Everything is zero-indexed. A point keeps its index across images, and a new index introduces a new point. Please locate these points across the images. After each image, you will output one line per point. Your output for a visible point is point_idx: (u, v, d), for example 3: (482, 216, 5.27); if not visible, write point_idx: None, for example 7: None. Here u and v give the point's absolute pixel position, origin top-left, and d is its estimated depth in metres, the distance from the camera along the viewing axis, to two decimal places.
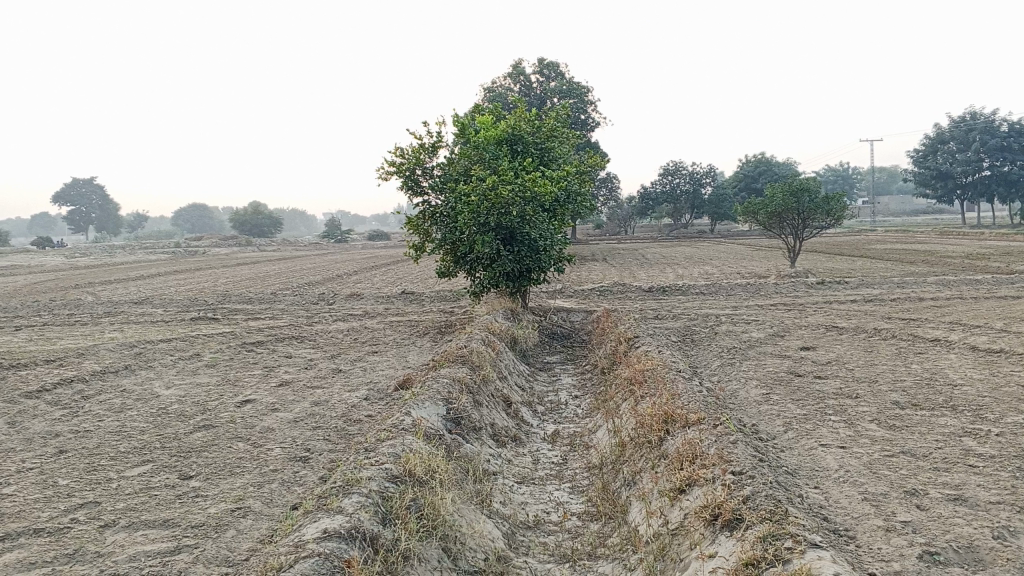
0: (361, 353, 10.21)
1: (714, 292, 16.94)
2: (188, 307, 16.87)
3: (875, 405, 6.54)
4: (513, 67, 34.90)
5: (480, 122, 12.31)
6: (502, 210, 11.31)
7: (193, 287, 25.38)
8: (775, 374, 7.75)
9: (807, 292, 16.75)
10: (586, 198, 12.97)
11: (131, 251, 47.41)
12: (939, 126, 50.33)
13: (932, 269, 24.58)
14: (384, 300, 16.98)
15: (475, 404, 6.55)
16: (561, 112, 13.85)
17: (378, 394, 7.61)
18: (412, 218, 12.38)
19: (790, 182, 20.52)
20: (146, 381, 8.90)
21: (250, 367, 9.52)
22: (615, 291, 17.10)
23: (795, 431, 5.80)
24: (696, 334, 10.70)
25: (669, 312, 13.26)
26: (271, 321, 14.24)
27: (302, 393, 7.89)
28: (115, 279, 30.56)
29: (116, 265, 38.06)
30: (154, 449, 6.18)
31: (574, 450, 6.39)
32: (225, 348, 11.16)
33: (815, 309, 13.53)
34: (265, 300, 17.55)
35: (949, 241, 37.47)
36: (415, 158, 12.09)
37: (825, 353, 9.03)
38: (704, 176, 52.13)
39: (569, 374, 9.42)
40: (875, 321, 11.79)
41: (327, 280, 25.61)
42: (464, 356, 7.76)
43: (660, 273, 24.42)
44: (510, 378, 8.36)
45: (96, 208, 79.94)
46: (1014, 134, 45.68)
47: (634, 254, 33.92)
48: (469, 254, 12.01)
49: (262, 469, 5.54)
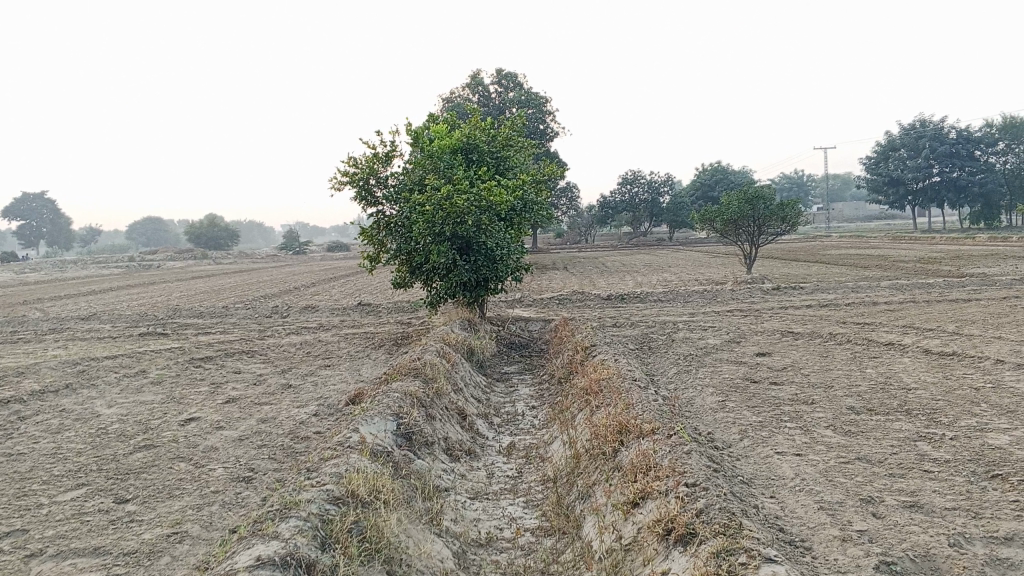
0: (314, 367, 9.98)
1: (672, 299, 16.95)
2: (137, 323, 16.42)
3: (831, 410, 6.50)
4: (471, 78, 34.84)
5: (434, 131, 12.15)
6: (457, 220, 11.15)
7: (145, 302, 24.80)
8: (732, 381, 7.69)
9: (763, 298, 16.83)
10: (543, 207, 12.86)
11: (83, 266, 46.36)
12: (889, 134, 51.28)
13: (886, 273, 24.92)
14: (340, 312, 16.71)
15: (428, 418, 6.38)
16: (517, 121, 13.74)
17: (328, 410, 7.39)
18: (367, 229, 12.16)
19: (745, 190, 20.69)
20: (87, 400, 8.57)
21: (197, 383, 9.24)
22: (574, 300, 17.03)
23: (752, 439, 5.72)
24: (653, 341, 10.64)
25: (627, 320, 13.20)
26: (223, 335, 13.90)
27: (249, 411, 7.65)
28: (64, 295, 29.79)
29: (65, 280, 37.12)
30: (90, 472, 5.91)
31: (529, 463, 6.24)
32: (172, 364, 10.84)
33: (771, 315, 13.57)
34: (217, 314, 17.17)
35: (902, 245, 38.14)
36: (368, 167, 11.90)
37: (781, 359, 9.01)
38: (662, 185, 52.47)
39: (526, 385, 9.28)
40: (830, 326, 11.84)
41: (283, 293, 25.23)
42: (417, 369, 7.57)
43: (619, 281, 24.45)
44: (466, 390, 8.19)
45: (46, 222, 78.09)
46: (962, 141, 46.68)
47: (593, 262, 33.96)
48: (425, 265, 11.82)
49: (203, 491, 5.31)
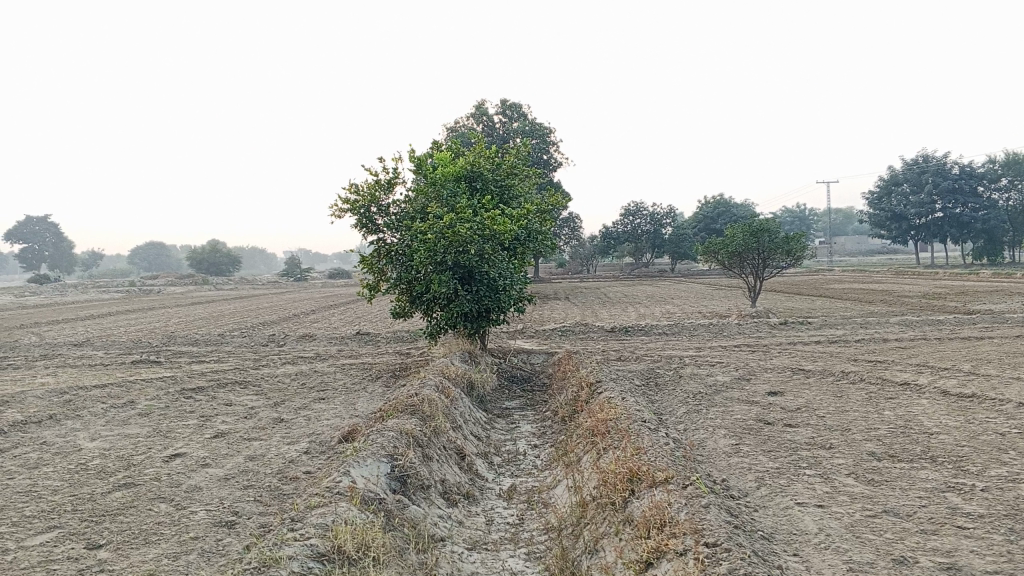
0: (308, 400, 9.63)
1: (677, 332, 16.60)
2: (131, 350, 16.09)
3: (851, 456, 6.14)
4: (476, 107, 34.76)
5: (438, 159, 11.89)
6: (460, 249, 10.85)
7: (142, 328, 24.46)
8: (744, 423, 7.33)
9: (770, 333, 16.47)
10: (547, 236, 12.57)
11: (83, 290, 46.20)
12: (893, 169, 51.18)
13: (892, 309, 24.56)
14: (338, 342, 16.37)
15: (424, 459, 6.02)
16: (523, 149, 13.48)
17: (319, 448, 7.04)
18: (367, 257, 11.86)
19: (750, 223, 20.42)
20: (70, 432, 8.22)
21: (186, 416, 8.90)
22: (577, 332, 16.67)
23: (769, 488, 5.35)
24: (659, 377, 10.28)
25: (632, 354, 12.84)
26: (217, 364, 13.56)
27: (238, 447, 7.30)
28: (61, 319, 29.46)
29: (63, 305, 36.82)
30: (63, 513, 5.55)
31: (531, 510, 5.87)
32: (162, 394, 10.50)
33: (780, 351, 13.21)
34: (212, 341, 16.83)
35: (906, 280, 37.83)
36: (370, 194, 11.63)
37: (794, 398, 8.65)
38: (663, 217, 52.29)
39: (528, 422, 8.92)
40: (841, 364, 11.49)
41: (283, 321, 24.92)
42: (415, 405, 7.23)
43: (622, 313, 24.11)
44: (465, 427, 7.84)
45: (49, 246, 77.98)
46: (965, 177, 46.50)
47: (595, 293, 33.62)
48: (425, 294, 11.49)
49: (181, 537, 4.96)
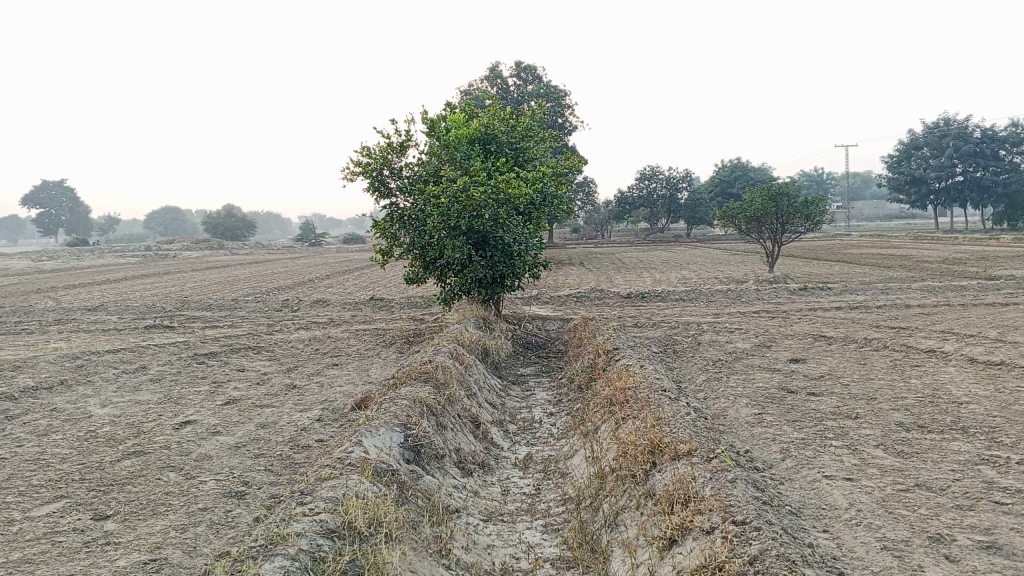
0: (321, 366, 9.50)
1: (694, 298, 16.36)
2: (144, 315, 16.03)
3: (879, 427, 5.93)
4: (490, 69, 34.24)
5: (451, 120, 11.62)
6: (474, 214, 10.62)
7: (156, 292, 24.44)
8: (767, 392, 7.13)
9: (789, 298, 16.21)
10: (563, 200, 12.32)
11: (100, 254, 46.34)
12: (913, 132, 50.26)
13: (912, 274, 24.19)
14: (351, 307, 16.24)
15: (438, 428, 5.86)
16: (538, 110, 13.17)
17: (332, 415, 6.90)
18: (379, 221, 11.66)
19: (768, 186, 20.04)
20: (81, 399, 8.13)
21: (198, 382, 8.78)
22: (592, 297, 16.47)
23: (794, 461, 5.17)
24: (678, 344, 10.08)
25: (649, 320, 12.62)
26: (230, 329, 13.46)
27: (249, 414, 7.16)
28: (77, 283, 29.49)
29: (79, 269, 36.94)
30: (71, 482, 5.44)
31: (548, 480, 5.72)
32: (174, 360, 10.40)
33: (800, 317, 12.97)
34: (225, 306, 16.74)
35: (924, 245, 37.32)
36: (382, 157, 11.40)
37: (816, 366, 8.44)
38: (680, 181, 51.54)
39: (544, 389, 8.76)
40: (863, 330, 11.24)
41: (297, 286, 24.82)
42: (428, 372, 7.06)
43: (638, 278, 23.86)
44: (480, 395, 7.68)
45: (65, 211, 78.27)
46: (987, 140, 45.63)
47: (610, 258, 33.32)
48: (439, 259, 11.30)
49: (190, 508, 4.83)
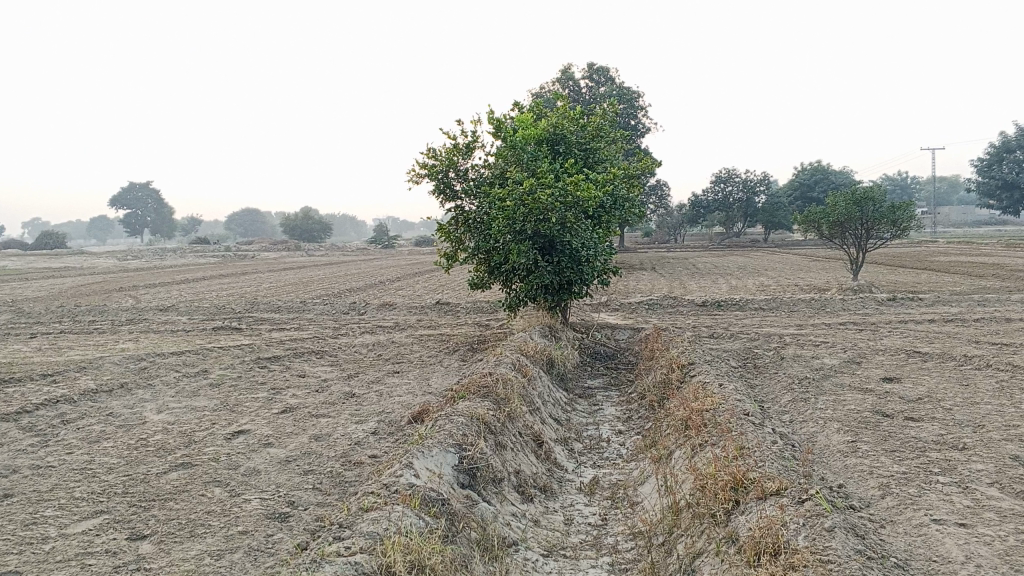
0: (382, 373, 9.17)
1: (774, 307, 15.59)
2: (213, 316, 16.07)
3: (992, 461, 5.26)
4: (562, 72, 33.79)
5: (519, 120, 11.21)
6: (540, 217, 10.21)
7: (231, 293, 24.71)
8: (860, 417, 6.50)
9: (876, 309, 15.30)
10: (634, 203, 11.79)
11: (181, 254, 47.63)
12: (1006, 134, 47.82)
13: (1008, 284, 22.76)
14: (418, 311, 15.97)
15: (497, 447, 5.44)
16: (610, 110, 12.63)
17: (388, 428, 6.53)
18: (444, 225, 11.35)
19: (853, 190, 19.06)
20: (138, 403, 7.98)
21: (256, 388, 8.55)
22: (665, 305, 15.86)
23: (895, 501, 4.56)
24: (758, 358, 9.45)
25: (726, 331, 11.99)
26: (296, 332, 13.32)
27: (303, 425, 6.85)
28: (158, 283, 30.14)
29: (161, 269, 37.93)
30: (113, 496, 5.18)
31: (616, 510, 5.24)
32: (236, 364, 10.24)
33: (890, 330, 12.14)
34: (293, 309, 16.67)
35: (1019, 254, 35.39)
36: (448, 159, 11.08)
37: (913, 386, 7.73)
38: (757, 185, 50.12)
39: (612, 404, 8.27)
40: (961, 346, 10.41)
41: (366, 287, 24.79)
42: (489, 385, 6.65)
43: (713, 285, 23.08)
44: (543, 410, 7.24)
45: (151, 211, 80.85)
46: None
47: (683, 263, 32.48)
48: (504, 265, 10.92)
49: (229, 531, 4.51)
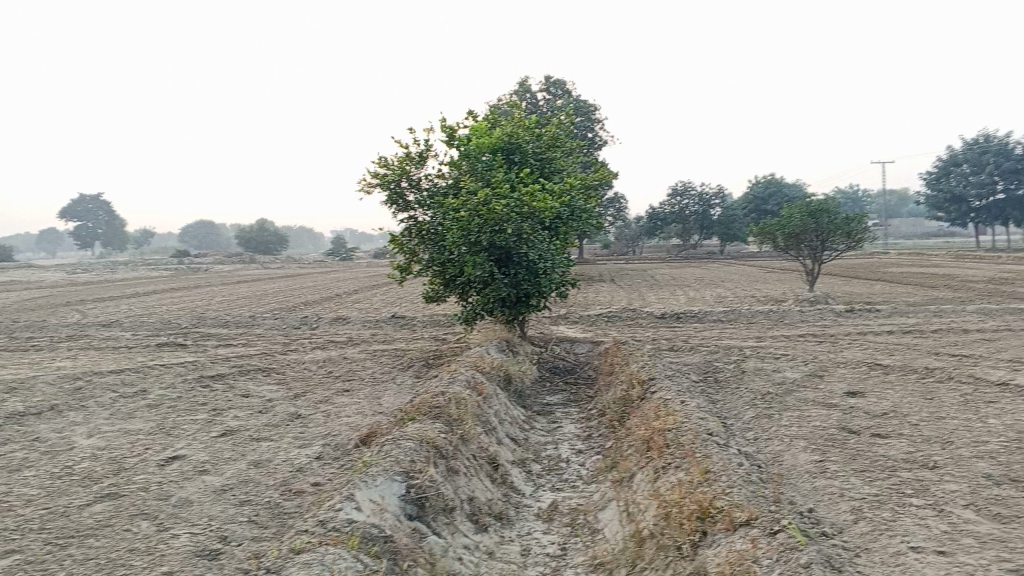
0: (331, 391, 8.77)
1: (733, 319, 15.47)
2: (158, 331, 15.45)
3: (965, 481, 5.05)
4: (519, 84, 33.59)
5: (473, 129, 10.91)
6: (496, 228, 9.90)
7: (180, 307, 23.98)
8: (826, 434, 6.27)
9: (834, 321, 15.26)
10: (593, 214, 11.55)
11: (131, 267, 46.35)
12: (953, 148, 48.78)
13: (959, 295, 23.03)
14: (372, 325, 15.56)
15: (449, 473, 5.10)
16: (566, 119, 12.38)
17: (333, 452, 6.15)
18: (397, 236, 11.00)
19: (808, 202, 19.07)
20: (67, 427, 7.47)
21: (195, 409, 8.09)
22: (624, 318, 15.65)
23: (869, 526, 4.32)
24: (719, 372, 9.24)
25: (686, 344, 11.79)
26: (244, 348, 12.82)
27: (244, 449, 6.44)
28: (104, 297, 29.15)
29: (109, 282, 36.84)
30: (27, 534, 4.73)
31: (576, 538, 4.92)
32: (177, 383, 9.74)
33: (849, 342, 12.05)
34: (243, 323, 16.13)
35: (967, 265, 35.99)
36: (400, 169, 10.74)
37: (877, 400, 7.55)
38: (713, 197, 50.45)
39: (571, 422, 7.98)
40: (921, 358, 10.31)
41: (321, 301, 24.23)
42: (442, 404, 6.31)
43: (671, 297, 22.98)
44: (499, 430, 6.92)
45: (102, 224, 78.89)
46: None
47: (641, 275, 32.37)
48: (460, 277, 10.59)
49: (152, 572, 4.10)
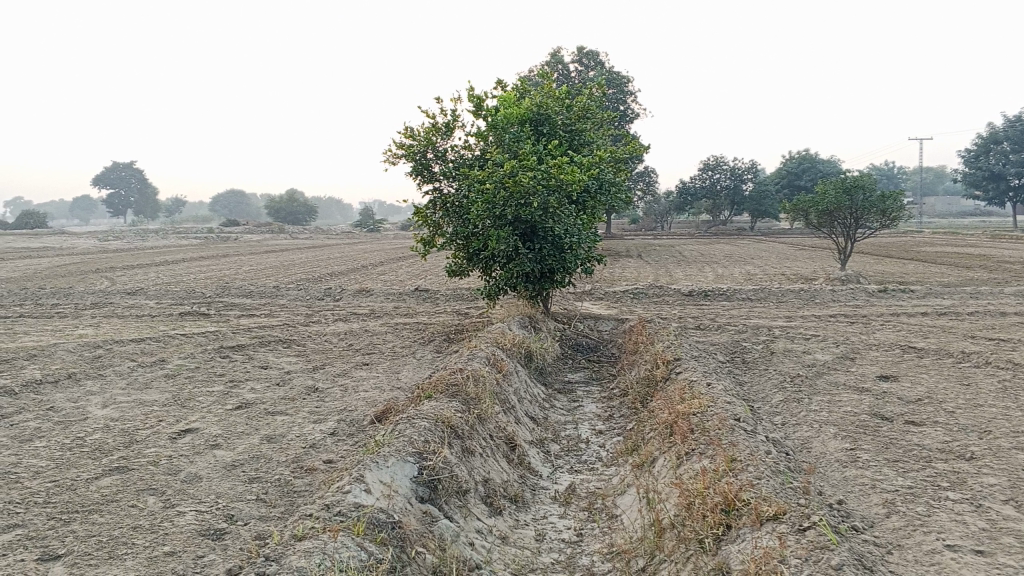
0: (350, 364, 8.65)
1: (763, 298, 15.13)
2: (183, 300, 15.46)
3: (1005, 474, 4.79)
4: (550, 55, 33.09)
5: (501, 99, 10.64)
6: (521, 202, 9.68)
7: (207, 276, 24.04)
8: (857, 421, 6.02)
9: (866, 301, 14.89)
10: (621, 188, 11.26)
11: (161, 236, 46.69)
12: (993, 125, 47.55)
13: (996, 276, 22.47)
14: (395, 298, 15.43)
15: (464, 454, 4.93)
16: (596, 90, 12.07)
17: (347, 429, 6.01)
18: (421, 209, 10.80)
19: (843, 179, 18.58)
20: (83, 397, 7.41)
21: (213, 381, 8.00)
22: (651, 295, 15.39)
23: (902, 521, 4.09)
24: (747, 353, 8.98)
25: (713, 322, 11.52)
26: (266, 319, 12.74)
27: (257, 423, 6.33)
28: (133, 264, 29.37)
29: (140, 250, 37.12)
30: (32, 507, 4.64)
31: (594, 524, 4.74)
32: (197, 353, 9.68)
33: (882, 324, 11.72)
34: (266, 293, 16.07)
35: (1004, 244, 35.16)
36: (425, 139, 10.52)
37: (912, 386, 7.27)
38: (745, 172, 49.70)
39: (593, 401, 7.79)
40: (958, 342, 9.98)
41: (347, 272, 24.17)
42: (460, 380, 6.14)
43: (699, 273, 22.64)
44: (519, 409, 6.74)
45: (134, 192, 79.49)
46: None
47: (670, 250, 31.96)
48: (484, 251, 10.39)
49: (154, 552, 3.99)
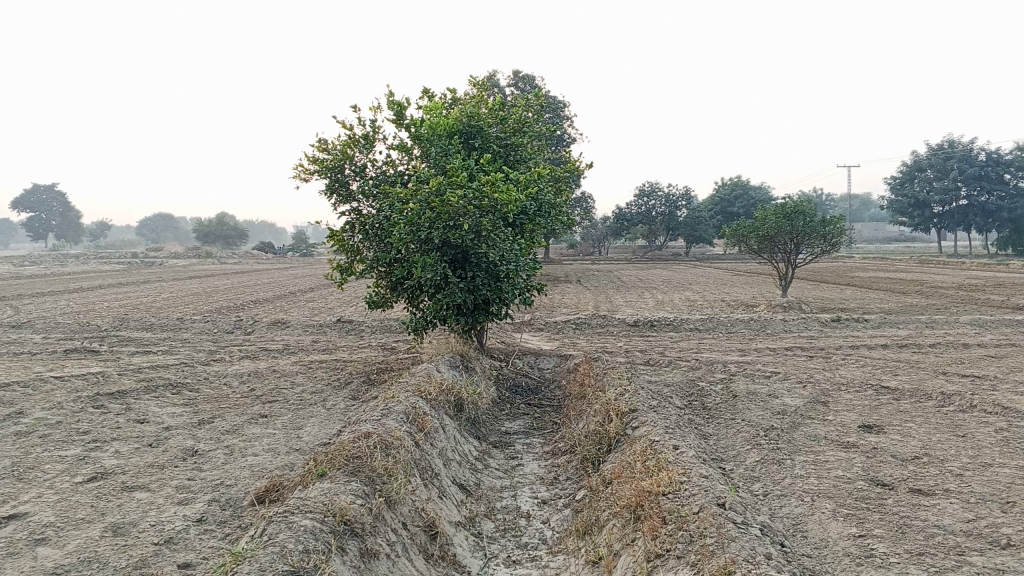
0: (245, 417, 7.26)
1: (711, 328, 14.17)
2: (74, 334, 13.77)
3: None
4: (487, 79, 32.22)
5: (428, 109, 9.43)
6: (449, 224, 8.47)
7: (115, 305, 22.17)
8: (857, 492, 4.92)
9: (818, 332, 14.05)
10: (562, 210, 10.13)
11: (75, 260, 44.00)
12: (919, 153, 48.25)
13: (935, 302, 22.07)
14: (315, 330, 14.03)
15: (361, 560, 3.66)
16: (534, 102, 10.94)
17: (220, 516, 4.66)
18: (337, 232, 9.51)
19: (783, 203, 17.82)
20: None
21: (70, 441, 6.53)
22: (593, 325, 14.31)
23: None
24: (707, 397, 7.88)
25: (664, 358, 10.46)
26: (163, 357, 11.23)
27: (106, 506, 4.92)
28: (41, 291, 27.22)
29: (53, 275, 34.74)
30: None
31: None
32: (66, 402, 8.17)
33: (843, 358, 10.81)
34: (170, 326, 14.49)
35: (934, 270, 35.23)
36: (341, 152, 9.26)
37: (902, 440, 6.23)
38: (680, 199, 49.47)
39: (534, 459, 6.57)
40: (931, 380, 9.06)
41: (272, 300, 22.63)
42: (366, 448, 4.85)
43: (640, 300, 21.80)
44: (442, 476, 5.48)
45: (55, 214, 75.69)
46: (992, 164, 43.63)
47: (607, 277, 31.04)
48: (408, 280, 9.13)
49: None
